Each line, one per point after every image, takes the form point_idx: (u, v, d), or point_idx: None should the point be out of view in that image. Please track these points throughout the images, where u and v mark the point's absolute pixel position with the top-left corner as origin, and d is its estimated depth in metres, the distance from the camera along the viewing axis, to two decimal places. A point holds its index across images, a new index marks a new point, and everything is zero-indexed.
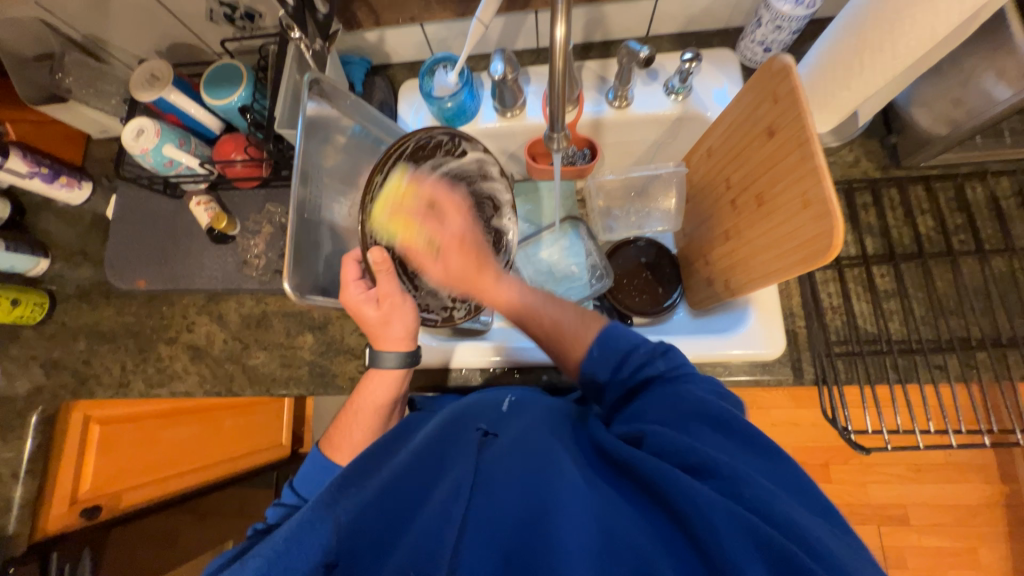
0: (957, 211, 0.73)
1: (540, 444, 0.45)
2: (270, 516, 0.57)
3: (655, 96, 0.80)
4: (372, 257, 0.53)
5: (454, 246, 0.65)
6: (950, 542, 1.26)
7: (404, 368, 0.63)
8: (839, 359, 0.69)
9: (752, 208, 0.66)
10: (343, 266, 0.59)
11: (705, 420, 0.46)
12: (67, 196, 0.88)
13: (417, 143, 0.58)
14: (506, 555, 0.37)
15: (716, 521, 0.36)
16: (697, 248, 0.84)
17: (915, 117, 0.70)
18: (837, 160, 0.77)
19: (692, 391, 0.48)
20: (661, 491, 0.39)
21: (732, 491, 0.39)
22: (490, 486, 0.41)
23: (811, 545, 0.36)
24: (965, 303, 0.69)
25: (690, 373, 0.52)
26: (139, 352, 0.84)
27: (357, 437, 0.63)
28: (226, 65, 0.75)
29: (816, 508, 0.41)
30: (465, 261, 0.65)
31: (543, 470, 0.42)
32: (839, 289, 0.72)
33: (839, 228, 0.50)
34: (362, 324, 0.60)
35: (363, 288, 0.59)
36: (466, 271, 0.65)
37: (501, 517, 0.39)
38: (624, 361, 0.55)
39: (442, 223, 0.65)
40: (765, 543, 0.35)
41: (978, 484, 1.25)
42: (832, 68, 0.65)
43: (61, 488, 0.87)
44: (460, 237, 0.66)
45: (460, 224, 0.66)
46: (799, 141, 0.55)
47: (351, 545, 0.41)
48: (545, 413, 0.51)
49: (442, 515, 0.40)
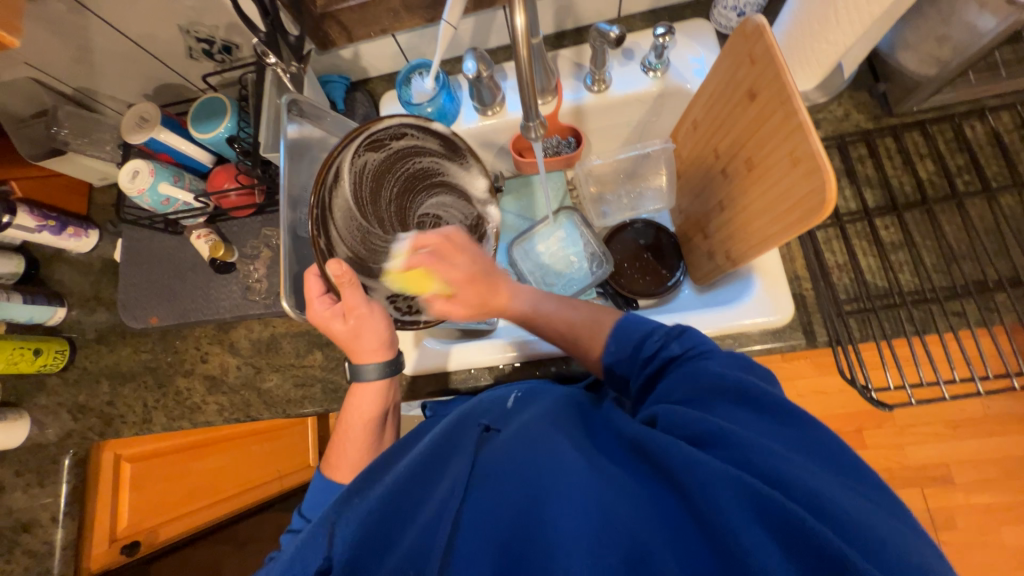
0: (958, 151, 0.70)
1: (542, 431, 0.45)
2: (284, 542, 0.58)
3: (634, 75, 0.80)
4: (331, 271, 0.53)
5: (464, 280, 0.66)
6: (999, 497, 1.22)
7: (387, 377, 0.63)
8: (852, 317, 0.67)
9: (743, 174, 0.65)
10: (304, 282, 0.57)
11: (710, 394, 0.45)
12: (75, 245, 0.91)
13: (366, 141, 0.59)
14: (503, 544, 0.37)
15: (718, 489, 0.35)
16: (694, 223, 0.83)
17: (901, 61, 0.68)
18: (826, 116, 0.75)
19: (708, 367, 0.48)
20: (667, 467, 0.39)
21: (738, 459, 0.38)
22: (492, 477, 0.41)
23: (822, 509, 0.35)
24: (978, 247, 0.67)
25: (710, 349, 0.50)
26: (159, 386, 0.87)
27: (356, 450, 0.63)
28: (209, 99, 0.77)
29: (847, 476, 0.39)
30: (477, 287, 0.67)
31: (543, 456, 0.42)
32: (843, 247, 0.70)
33: (831, 181, 0.49)
34: (332, 337, 0.59)
35: (328, 303, 0.58)
36: (479, 294, 0.67)
37: (501, 507, 0.39)
38: (639, 347, 0.55)
39: (452, 263, 0.67)
40: (775, 507, 0.34)
41: (1021, 435, 1.21)
42: (807, 23, 0.64)
43: (99, 528, 0.92)
44: (472, 267, 0.67)
45: (467, 259, 0.68)
46: (780, 101, 0.54)
47: (358, 552, 0.39)
48: (550, 403, 0.51)
49: (443, 509, 0.40)
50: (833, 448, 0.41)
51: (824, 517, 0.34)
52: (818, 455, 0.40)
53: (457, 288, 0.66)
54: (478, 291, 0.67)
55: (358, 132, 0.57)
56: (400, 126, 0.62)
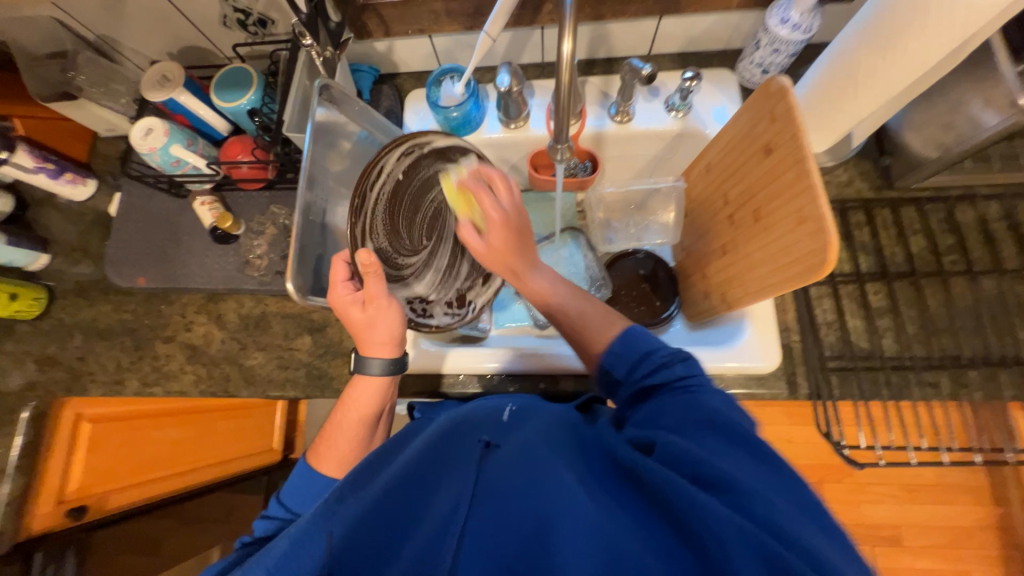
0: (948, 232, 0.75)
1: (543, 453, 0.45)
2: (258, 528, 0.57)
3: (656, 112, 0.83)
4: (360, 259, 0.53)
5: (498, 223, 0.59)
6: (943, 564, 1.26)
7: (390, 374, 0.63)
8: (833, 374, 0.70)
9: (748, 224, 0.68)
10: (332, 266, 0.60)
11: (709, 430, 0.46)
12: (71, 192, 0.88)
13: (409, 152, 0.62)
14: (506, 567, 0.38)
15: (722, 534, 0.36)
16: (695, 261, 0.85)
17: (907, 140, 0.72)
18: (832, 179, 0.79)
19: (701, 400, 0.49)
20: (671, 503, 0.40)
21: (740, 505, 0.39)
22: (493, 495, 0.42)
23: (817, 562, 0.35)
24: (957, 323, 0.71)
25: (704, 383, 0.52)
26: (136, 349, 0.84)
27: (346, 444, 0.63)
28: (236, 69, 0.77)
29: (822, 524, 0.40)
30: (506, 240, 0.60)
31: (546, 479, 0.42)
32: (833, 305, 0.73)
33: (834, 243, 0.51)
34: (347, 325, 0.60)
35: (351, 289, 0.59)
36: (507, 253, 0.61)
37: (503, 527, 0.40)
38: (639, 363, 0.55)
39: (499, 200, 0.61)
40: (773, 554, 0.35)
41: (970, 505, 1.26)
42: (829, 90, 0.67)
43: (48, 486, 0.87)
44: (508, 214, 0.60)
45: (513, 203, 0.60)
46: (794, 159, 0.57)
47: (356, 554, 0.40)
48: (549, 423, 0.52)
49: (446, 524, 0.40)
50: (812, 500, 0.42)
51: (813, 563, 0.35)
52: (798, 502, 0.41)
53: (489, 228, 0.60)
54: (506, 241, 0.60)
55: (404, 141, 0.60)
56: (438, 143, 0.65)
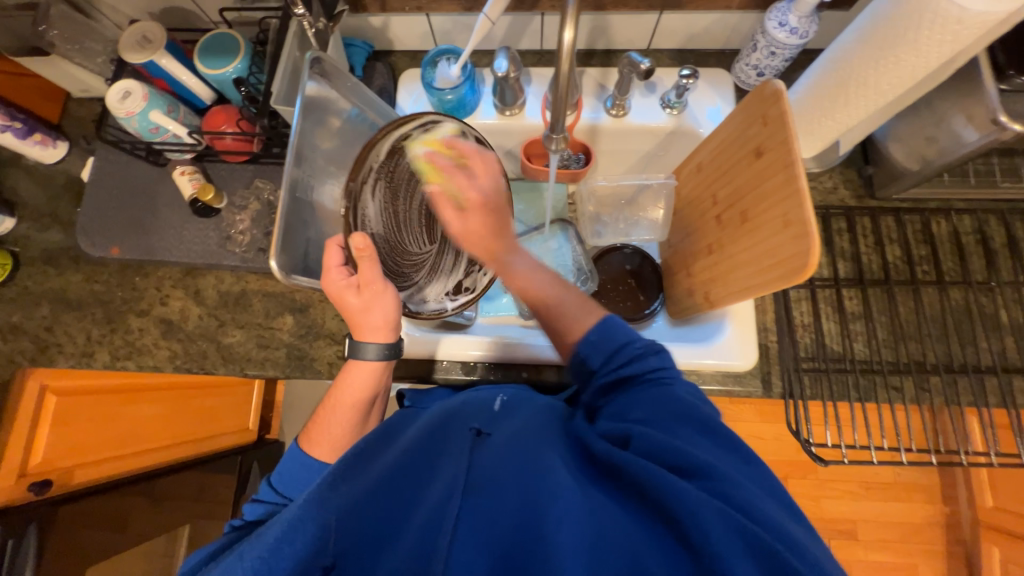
0: (922, 243, 0.77)
1: (534, 443, 0.47)
2: (249, 513, 0.57)
3: (652, 108, 0.83)
4: (354, 243, 0.52)
5: (475, 204, 0.64)
6: (893, 557, 1.33)
7: (385, 359, 0.63)
8: (807, 374, 0.73)
9: (735, 224, 0.69)
10: (326, 250, 0.59)
11: (684, 421, 0.47)
12: (40, 154, 0.84)
13: (397, 139, 0.59)
14: (500, 552, 0.38)
15: (707, 518, 0.38)
16: (680, 259, 0.86)
17: (891, 151, 0.74)
18: (817, 185, 0.81)
19: (682, 393, 0.50)
20: (657, 496, 0.40)
21: (723, 493, 0.41)
22: (487, 484, 0.42)
23: (793, 546, 0.39)
24: (923, 331, 0.74)
25: (675, 374, 0.53)
26: (107, 322, 0.81)
27: (339, 429, 0.63)
28: (223, 35, 0.74)
29: (792, 511, 0.44)
30: (484, 222, 0.64)
31: (538, 469, 0.43)
32: (810, 308, 0.75)
33: (815, 248, 0.53)
34: (343, 311, 0.59)
35: (344, 275, 0.58)
36: (484, 231, 0.64)
37: (496, 514, 0.40)
38: (615, 354, 0.54)
39: (473, 179, 0.64)
40: (755, 540, 0.38)
41: (921, 503, 1.33)
42: (818, 99, 0.69)
43: (8, 458, 0.84)
44: (485, 196, 0.64)
45: (491, 184, 0.64)
46: (783, 164, 0.58)
47: (354, 539, 0.41)
48: (539, 414, 0.53)
49: (439, 516, 0.40)
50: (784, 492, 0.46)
51: (799, 556, 0.38)
52: (773, 492, 0.45)
53: (466, 208, 0.64)
54: (483, 222, 0.64)
55: (396, 126, 0.57)
56: (432, 123, 0.61)
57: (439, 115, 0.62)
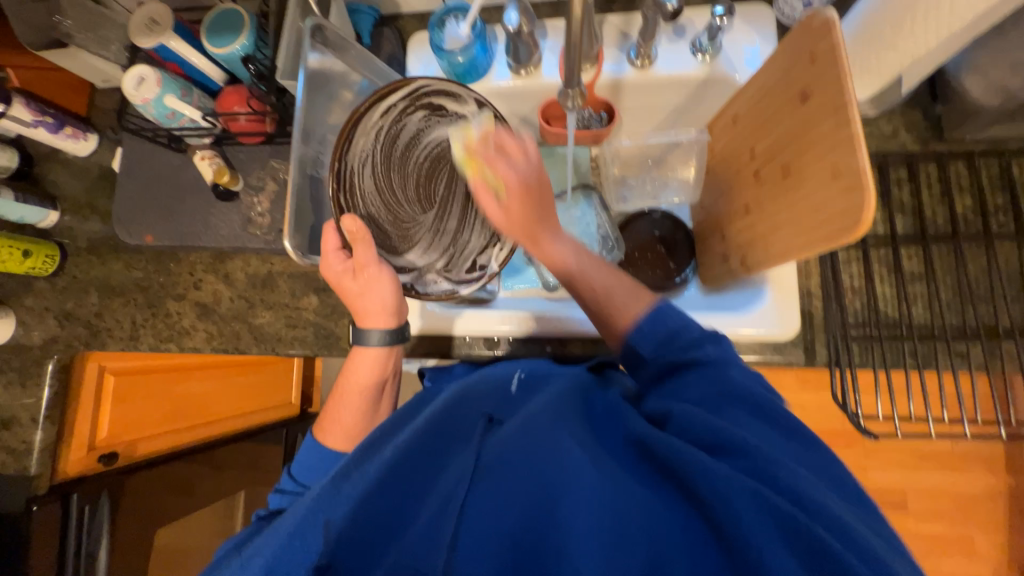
0: (999, 190, 0.68)
1: (545, 422, 0.45)
2: (274, 502, 0.58)
3: (681, 56, 0.75)
4: (346, 225, 0.55)
5: (513, 188, 0.54)
6: (947, 528, 1.27)
7: (389, 345, 0.63)
8: (855, 342, 0.67)
9: (776, 180, 0.62)
10: (325, 233, 0.59)
11: (738, 403, 0.46)
12: (73, 147, 0.87)
13: (380, 113, 0.61)
14: (513, 538, 0.38)
15: (734, 502, 0.36)
16: (714, 222, 0.80)
17: (966, 84, 0.64)
18: (874, 131, 0.72)
19: (734, 377, 0.47)
20: (686, 479, 0.39)
21: (762, 473, 0.39)
22: (495, 468, 0.41)
23: (856, 544, 0.35)
24: (996, 291, 0.66)
25: (733, 359, 0.50)
26: (149, 307, 0.85)
27: (349, 416, 0.64)
28: (227, 10, 0.72)
29: (842, 492, 0.41)
30: (526, 207, 0.54)
31: (548, 449, 0.42)
32: (862, 270, 0.69)
33: (870, 204, 0.46)
34: (343, 296, 0.61)
35: (342, 259, 0.59)
36: (526, 218, 0.55)
37: (508, 500, 0.39)
38: (669, 341, 0.52)
39: (512, 161, 0.54)
40: (787, 523, 0.36)
41: (982, 474, 1.24)
42: (880, 24, 0.59)
43: (77, 433, 0.91)
44: (528, 175, 0.54)
45: (530, 166, 0.54)
46: (833, 107, 0.51)
47: (357, 533, 0.40)
48: (557, 390, 0.51)
49: (447, 500, 0.40)
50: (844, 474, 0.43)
51: (859, 554, 0.35)
52: (834, 484, 0.41)
53: (505, 196, 0.54)
54: (524, 207, 0.54)
55: (374, 98, 0.59)
56: (414, 94, 0.62)
57: (419, 85, 0.62)
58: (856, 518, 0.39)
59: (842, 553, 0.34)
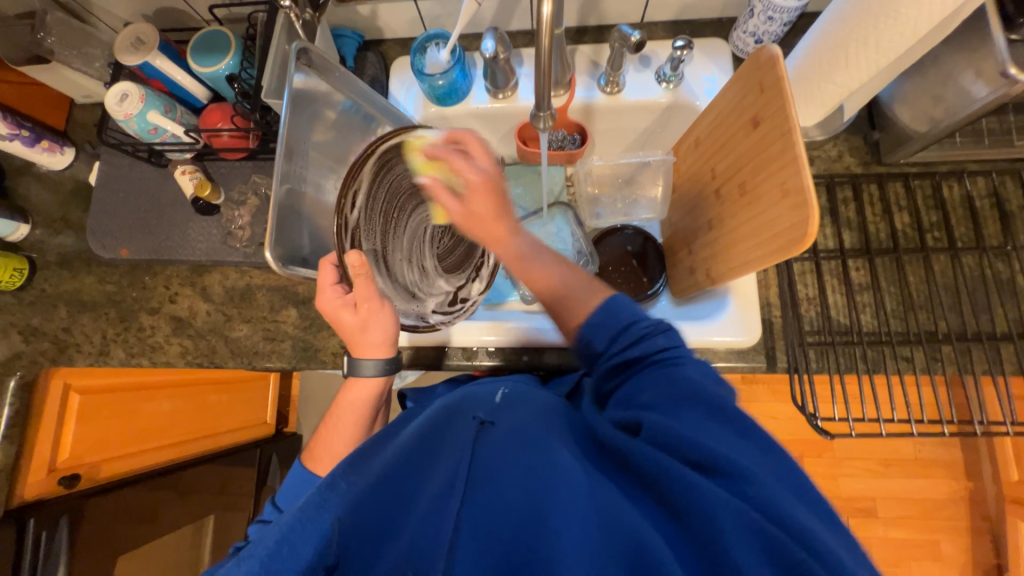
0: (933, 209, 0.75)
1: (536, 436, 0.47)
2: (252, 531, 0.59)
3: (647, 83, 0.81)
4: (350, 260, 0.56)
5: (477, 187, 0.60)
6: (914, 533, 1.31)
7: (384, 374, 0.65)
8: (812, 348, 0.72)
9: (735, 197, 0.67)
10: (320, 270, 0.62)
11: (696, 406, 0.46)
12: (49, 161, 0.86)
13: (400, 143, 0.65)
14: (504, 553, 0.38)
15: (721, 519, 0.37)
16: (682, 237, 0.84)
17: (897, 113, 0.71)
18: (821, 154, 0.78)
19: (683, 373, 0.48)
20: (663, 487, 0.41)
21: (739, 489, 0.39)
22: (488, 482, 0.42)
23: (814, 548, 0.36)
24: (935, 299, 0.72)
25: (684, 354, 0.51)
26: (121, 321, 0.84)
27: (342, 446, 0.66)
28: (214, 32, 0.74)
29: (812, 502, 0.42)
30: (488, 203, 0.61)
31: (539, 463, 0.43)
32: (815, 281, 0.74)
33: (814, 216, 0.51)
34: (342, 329, 0.62)
35: (340, 292, 0.61)
36: (486, 216, 0.61)
37: (499, 511, 0.40)
38: (620, 335, 0.52)
39: (472, 161, 0.62)
40: (764, 538, 0.37)
41: (943, 479, 1.30)
42: (820, 60, 0.66)
43: (39, 455, 0.88)
44: (488, 175, 0.61)
45: (486, 165, 0.62)
46: (780, 132, 0.56)
47: (351, 538, 0.42)
48: (538, 408, 0.53)
49: (442, 505, 0.41)
50: (800, 477, 0.44)
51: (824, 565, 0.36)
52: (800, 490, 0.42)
53: (469, 192, 0.61)
54: (485, 205, 0.61)
55: (396, 133, 0.63)
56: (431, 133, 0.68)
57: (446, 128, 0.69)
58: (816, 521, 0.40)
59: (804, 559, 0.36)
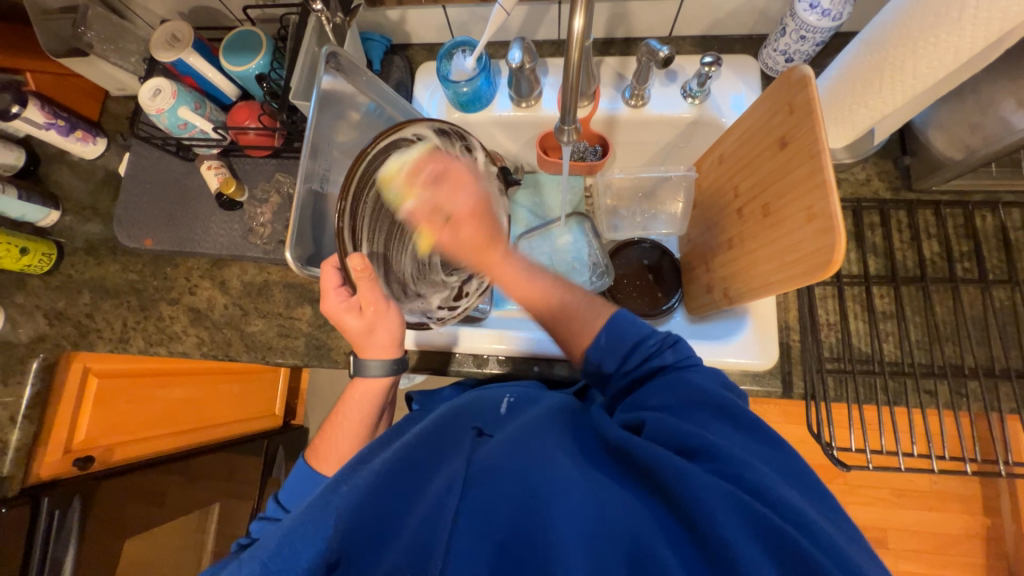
0: (964, 238, 0.72)
1: (530, 437, 0.46)
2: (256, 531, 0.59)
3: (672, 98, 0.80)
4: (351, 264, 0.54)
5: (464, 214, 0.67)
6: (925, 568, 1.27)
7: (391, 373, 0.66)
8: (830, 376, 0.70)
9: (757, 218, 0.66)
10: (323, 274, 0.61)
11: (710, 409, 0.47)
12: (81, 150, 0.89)
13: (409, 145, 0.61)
14: (498, 546, 0.38)
15: (714, 505, 0.37)
16: (700, 254, 0.83)
17: (931, 139, 0.69)
18: (849, 177, 0.77)
19: (693, 378, 0.50)
20: (659, 476, 0.41)
21: (731, 474, 0.40)
22: (483, 472, 0.41)
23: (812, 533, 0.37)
24: (962, 332, 0.69)
25: (696, 363, 0.52)
26: (142, 310, 0.86)
27: (347, 445, 0.66)
28: (247, 32, 0.75)
29: (829, 513, 0.42)
30: (477, 232, 0.67)
31: (530, 460, 0.43)
32: (837, 307, 0.72)
33: (841, 242, 0.50)
34: (347, 333, 0.62)
35: (342, 296, 0.61)
36: (478, 243, 0.66)
37: (494, 507, 0.39)
38: (631, 352, 0.54)
39: (453, 194, 0.66)
40: (764, 526, 0.37)
41: (959, 514, 1.26)
42: (851, 83, 0.65)
43: (55, 437, 0.89)
44: (475, 205, 0.68)
45: (471, 193, 0.67)
46: (809, 154, 0.55)
47: (352, 542, 0.40)
48: (535, 412, 0.52)
49: (438, 507, 0.40)
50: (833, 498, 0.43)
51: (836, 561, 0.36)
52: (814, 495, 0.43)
53: (456, 219, 0.67)
54: (474, 229, 0.67)
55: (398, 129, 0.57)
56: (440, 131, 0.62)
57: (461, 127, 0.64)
58: (817, 512, 0.40)
59: (810, 554, 0.35)
